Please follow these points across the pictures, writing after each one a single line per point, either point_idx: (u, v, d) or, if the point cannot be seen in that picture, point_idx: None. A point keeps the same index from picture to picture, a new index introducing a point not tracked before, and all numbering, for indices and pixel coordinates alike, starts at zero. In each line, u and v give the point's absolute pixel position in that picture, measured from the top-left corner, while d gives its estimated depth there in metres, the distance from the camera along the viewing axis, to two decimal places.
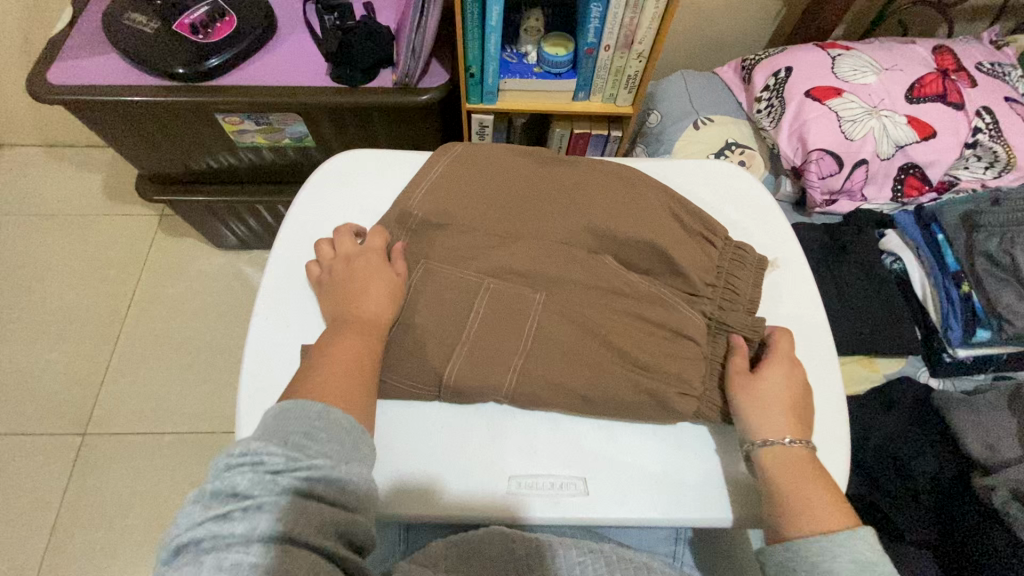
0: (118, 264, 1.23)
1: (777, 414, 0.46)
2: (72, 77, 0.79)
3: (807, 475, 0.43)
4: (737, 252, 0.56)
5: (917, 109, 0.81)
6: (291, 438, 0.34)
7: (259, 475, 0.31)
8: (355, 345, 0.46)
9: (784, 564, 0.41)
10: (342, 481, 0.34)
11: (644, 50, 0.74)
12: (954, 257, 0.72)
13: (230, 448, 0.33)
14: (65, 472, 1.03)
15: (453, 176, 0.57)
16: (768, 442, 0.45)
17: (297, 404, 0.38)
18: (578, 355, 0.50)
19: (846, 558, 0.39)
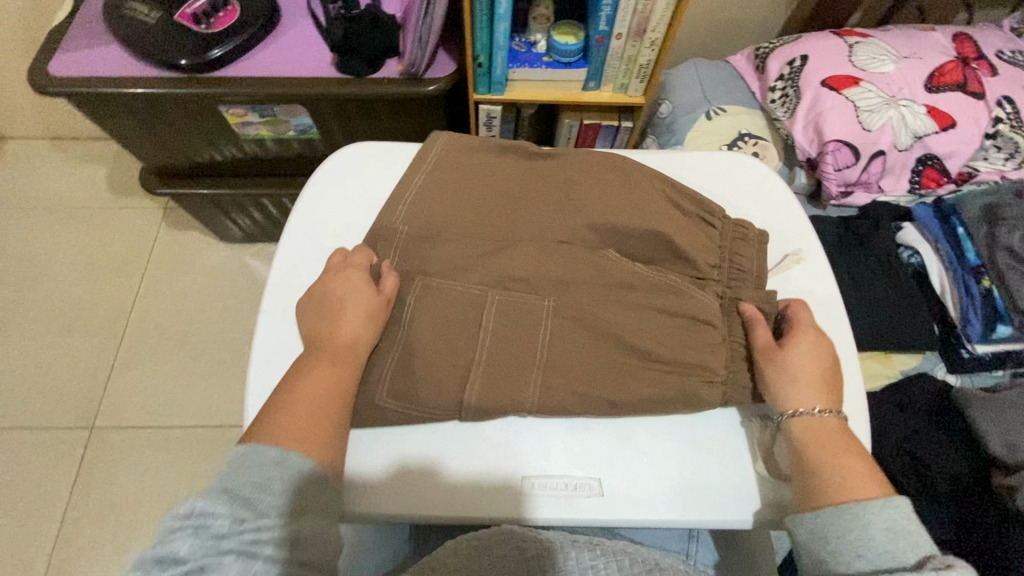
0: (123, 257, 1.23)
1: (807, 386, 0.46)
2: (73, 68, 0.77)
3: (840, 450, 0.44)
4: (738, 229, 0.55)
5: (936, 98, 0.79)
6: (238, 496, 0.37)
7: (200, 542, 0.34)
8: (323, 380, 0.45)
9: (815, 532, 0.41)
10: (288, 540, 0.37)
11: (656, 38, 0.72)
12: (974, 250, 0.70)
13: (176, 510, 0.35)
14: (74, 465, 1.03)
15: (439, 179, 0.56)
16: (801, 414, 0.45)
17: (249, 455, 0.39)
18: (567, 359, 0.48)
19: (881, 525, 0.40)
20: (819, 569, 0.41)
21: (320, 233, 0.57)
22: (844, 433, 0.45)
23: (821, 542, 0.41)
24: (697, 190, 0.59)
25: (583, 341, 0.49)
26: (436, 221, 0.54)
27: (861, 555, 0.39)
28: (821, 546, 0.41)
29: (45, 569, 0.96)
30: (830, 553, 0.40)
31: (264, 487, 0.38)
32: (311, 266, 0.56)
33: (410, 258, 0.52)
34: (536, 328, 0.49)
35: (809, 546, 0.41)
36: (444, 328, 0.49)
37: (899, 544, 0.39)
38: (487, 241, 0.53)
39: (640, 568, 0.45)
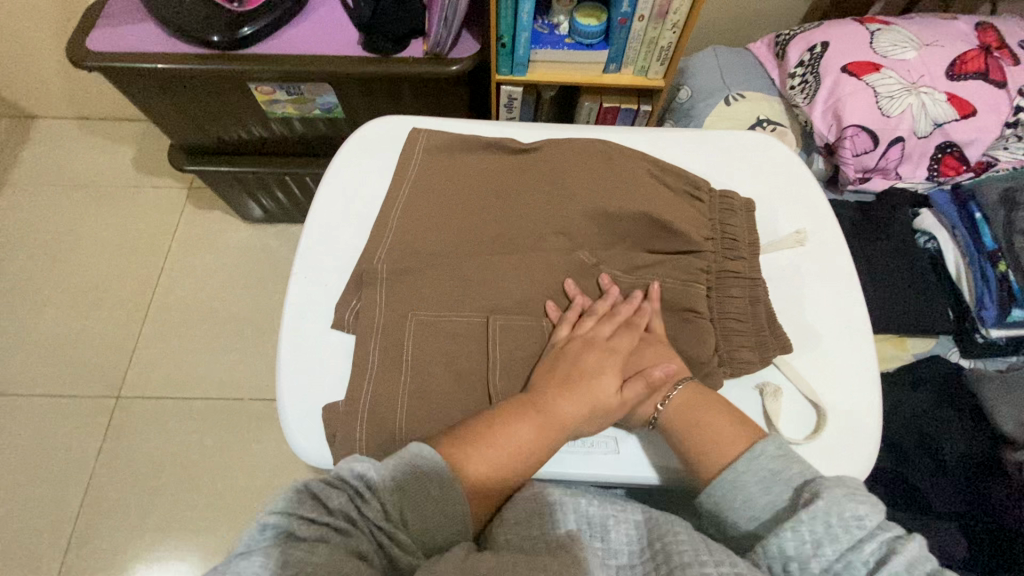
0: (149, 235, 1.26)
1: (637, 389, 0.48)
2: (109, 43, 0.80)
3: (704, 410, 0.46)
4: (724, 200, 0.56)
5: (957, 86, 0.79)
6: (397, 496, 0.39)
7: (353, 511, 0.37)
8: (529, 438, 0.44)
9: (714, 504, 0.43)
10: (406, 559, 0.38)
11: (678, 20, 0.73)
12: (991, 233, 0.70)
13: (355, 467, 0.39)
14: (101, 432, 1.07)
15: (442, 155, 0.60)
16: (664, 403, 0.47)
17: (433, 465, 0.41)
18: (529, 356, 0.49)
19: (754, 478, 0.42)
20: (731, 534, 0.43)
21: (340, 206, 0.59)
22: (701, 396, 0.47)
23: (721, 513, 0.43)
24: (712, 168, 0.60)
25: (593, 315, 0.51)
26: (448, 194, 0.57)
27: (753, 516, 0.42)
28: (722, 517, 0.43)
29: (72, 530, 0.99)
30: (732, 525, 0.43)
31: (422, 500, 0.40)
32: (339, 236, 0.57)
33: (419, 225, 0.55)
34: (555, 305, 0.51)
35: (719, 524, 0.44)
36: (463, 293, 0.51)
37: (775, 491, 0.41)
38: (465, 238, 0.55)
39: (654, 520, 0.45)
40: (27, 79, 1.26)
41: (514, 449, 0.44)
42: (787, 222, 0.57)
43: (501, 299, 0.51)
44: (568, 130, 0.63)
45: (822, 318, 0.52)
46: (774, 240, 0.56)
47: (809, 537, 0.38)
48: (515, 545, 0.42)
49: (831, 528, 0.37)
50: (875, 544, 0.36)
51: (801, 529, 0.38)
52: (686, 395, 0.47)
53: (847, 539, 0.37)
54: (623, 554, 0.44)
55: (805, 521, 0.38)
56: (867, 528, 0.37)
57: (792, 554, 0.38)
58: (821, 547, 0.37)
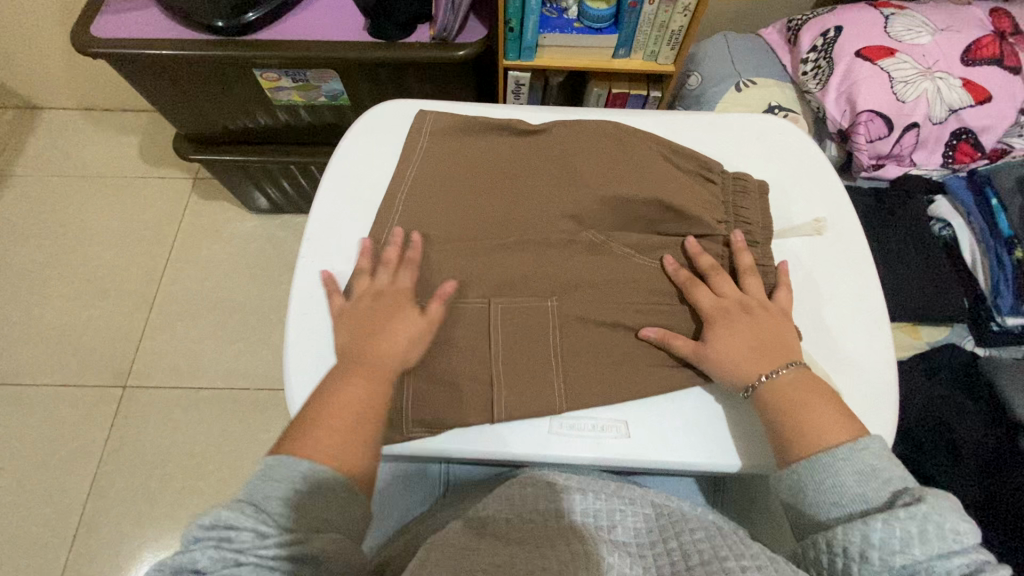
0: (154, 225, 1.26)
1: (742, 357, 0.46)
2: (114, 30, 0.80)
3: (814, 397, 0.44)
4: (738, 183, 0.55)
5: (972, 71, 0.77)
6: (267, 510, 0.37)
7: (222, 553, 0.34)
8: (361, 393, 0.44)
9: (793, 487, 0.42)
10: (314, 560, 0.36)
11: (690, 3, 0.71)
12: (1008, 221, 0.68)
13: (201, 519, 0.35)
14: (108, 422, 1.07)
15: (449, 139, 0.59)
16: (770, 375, 0.45)
17: (285, 462, 0.40)
18: (540, 339, 0.48)
19: (850, 469, 0.41)
20: (806, 520, 0.42)
21: (346, 189, 0.58)
22: (809, 383, 0.45)
23: (801, 496, 0.42)
24: (724, 151, 0.59)
25: (603, 302, 0.50)
26: (457, 177, 0.56)
27: (837, 502, 0.41)
28: (800, 498, 0.42)
29: (79, 519, 1.00)
30: (811, 505, 0.41)
31: (291, 503, 0.38)
32: (344, 219, 0.57)
33: (428, 209, 0.55)
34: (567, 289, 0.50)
35: (793, 502, 0.43)
36: (469, 279, 0.51)
37: (870, 486, 0.40)
38: (475, 221, 0.54)
39: (665, 520, 0.43)
40: (32, 70, 1.26)
41: (343, 407, 0.43)
42: (803, 208, 0.56)
43: (512, 285, 0.50)
44: (577, 112, 0.62)
45: (837, 302, 0.51)
46: (790, 226, 0.55)
47: (899, 534, 0.37)
48: (505, 520, 0.43)
49: (924, 532, 0.36)
50: (966, 559, 0.35)
51: (893, 523, 0.37)
52: (797, 379, 0.45)
53: (940, 546, 0.36)
54: (622, 531, 0.42)
55: (901, 518, 0.37)
56: (961, 542, 0.36)
57: (876, 544, 0.37)
58: (909, 546, 0.36)
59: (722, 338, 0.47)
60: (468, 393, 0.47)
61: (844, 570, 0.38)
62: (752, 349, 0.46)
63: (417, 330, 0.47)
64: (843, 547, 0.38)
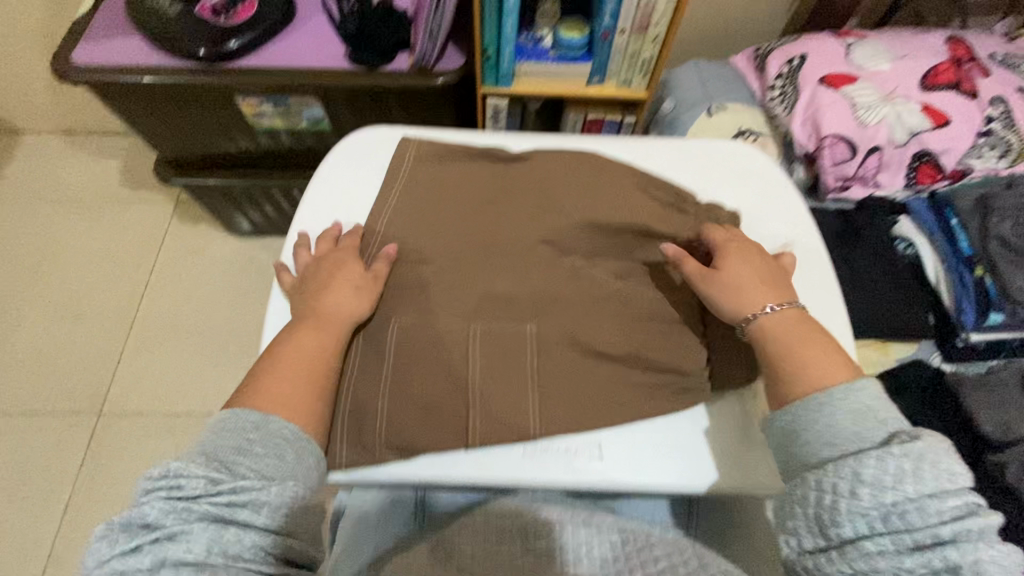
0: (135, 248, 1.25)
1: (751, 287, 0.50)
2: (95, 56, 0.80)
3: (816, 334, 0.47)
4: (710, 214, 0.57)
5: (930, 97, 0.81)
6: (218, 459, 0.40)
7: (169, 502, 0.37)
8: (311, 340, 0.48)
9: (786, 428, 0.44)
10: (265, 504, 0.39)
11: (659, 33, 0.74)
12: (967, 238, 0.71)
13: (150, 474, 0.38)
14: (83, 449, 1.05)
15: (425, 166, 0.60)
16: (773, 307, 0.49)
17: (238, 413, 0.43)
18: (513, 366, 0.49)
19: (846, 409, 0.42)
20: (793, 461, 0.43)
21: (323, 216, 0.59)
22: (810, 322, 0.48)
23: (792, 439, 0.43)
24: (692, 178, 0.61)
25: (576, 327, 0.50)
26: (433, 203, 0.57)
27: (831, 443, 0.41)
28: (794, 439, 0.43)
29: (50, 550, 0.97)
30: (806, 446, 0.42)
31: (242, 451, 0.41)
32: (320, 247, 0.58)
33: (402, 236, 0.55)
34: (541, 315, 0.51)
35: (786, 444, 0.43)
36: (446, 305, 0.51)
37: (865, 426, 0.41)
38: (449, 246, 0.54)
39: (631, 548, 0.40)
40: (13, 94, 1.26)
41: (301, 352, 0.47)
42: (771, 234, 0.57)
43: (486, 311, 0.51)
44: (552, 139, 0.63)
45: None
46: None
47: (892, 471, 0.37)
48: (468, 557, 0.41)
49: (917, 470, 0.37)
50: (958, 499, 0.36)
51: (887, 461, 0.38)
52: (799, 317, 0.48)
53: (931, 484, 0.37)
54: (587, 564, 0.40)
55: (894, 457, 0.38)
56: (954, 483, 0.37)
57: (868, 480, 0.38)
58: (902, 483, 0.37)
59: (740, 268, 0.51)
60: (442, 421, 0.47)
61: (832, 509, 0.38)
62: (757, 282, 0.50)
63: (360, 283, 0.52)
64: (833, 485, 0.39)
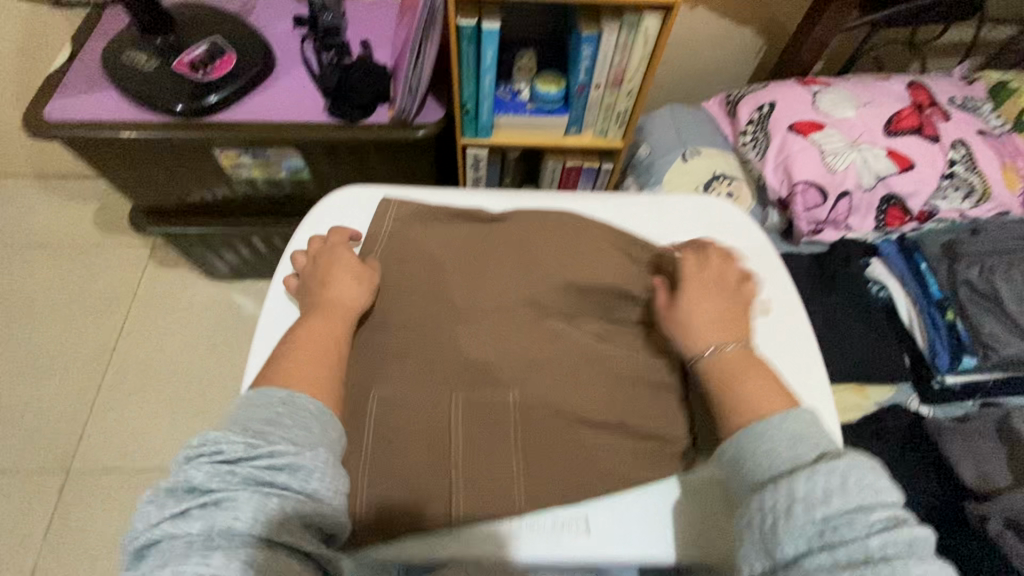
0: (108, 294, 1.22)
1: (702, 323, 0.50)
2: (69, 112, 0.79)
3: (756, 372, 0.47)
4: None
5: (895, 142, 0.84)
6: (253, 429, 0.41)
7: (212, 466, 0.37)
8: (322, 327, 0.50)
9: (731, 457, 0.44)
10: (302, 468, 0.39)
11: (633, 88, 0.76)
12: (937, 282, 0.74)
13: (190, 443, 0.38)
14: (49, 510, 1.01)
15: (404, 226, 0.59)
16: (717, 349, 0.49)
17: (265, 392, 0.44)
18: (498, 438, 0.48)
19: (783, 435, 0.42)
20: (741, 489, 0.42)
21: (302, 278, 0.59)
22: (755, 361, 0.48)
23: (737, 468, 0.43)
24: (670, 235, 0.62)
25: (558, 394, 0.50)
26: (413, 267, 0.57)
27: (768, 468, 0.41)
28: (738, 466, 0.43)
29: None
30: (746, 473, 0.42)
31: (273, 421, 0.41)
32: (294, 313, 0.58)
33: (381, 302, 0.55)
34: (524, 381, 0.50)
35: (733, 474, 0.43)
36: (429, 374, 0.51)
37: (798, 450, 0.41)
38: (429, 311, 0.54)
39: None
40: None
41: (314, 338, 0.49)
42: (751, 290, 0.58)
43: (469, 379, 0.50)
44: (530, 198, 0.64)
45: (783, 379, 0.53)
46: None
47: (821, 487, 0.37)
48: None
49: (845, 485, 0.37)
50: (885, 513, 0.35)
51: (816, 478, 0.38)
52: (744, 355, 0.48)
53: (858, 499, 0.36)
54: None
55: (822, 474, 0.38)
56: (881, 498, 0.36)
57: (800, 498, 0.37)
58: (831, 498, 0.36)
59: (694, 303, 0.51)
60: (425, 500, 0.46)
61: (773, 529, 0.38)
62: (706, 317, 0.51)
63: (360, 278, 0.54)
64: (771, 504, 0.38)
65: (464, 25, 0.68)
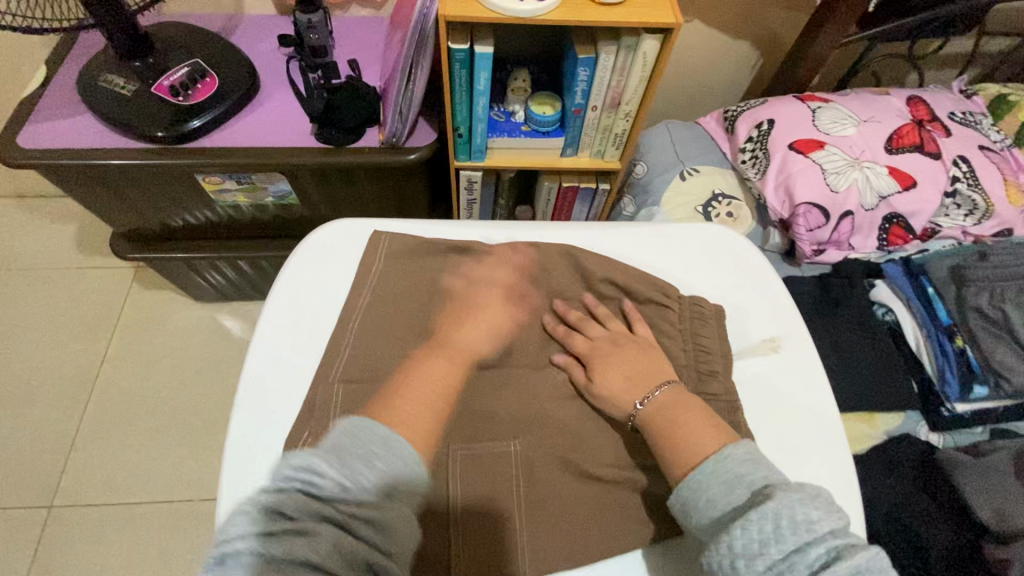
0: (91, 320, 1.18)
1: (620, 388, 0.52)
2: (44, 140, 0.76)
3: (681, 412, 0.49)
4: (694, 308, 0.59)
5: (896, 159, 0.83)
6: (349, 464, 0.39)
7: (307, 497, 0.36)
8: (440, 371, 0.50)
9: (680, 505, 0.45)
10: (384, 522, 0.37)
11: (631, 110, 0.74)
12: (944, 308, 0.73)
13: (291, 462, 0.38)
14: (30, 550, 0.96)
15: (394, 272, 0.59)
16: (644, 401, 0.51)
17: (363, 425, 0.43)
18: (502, 489, 0.49)
19: (716, 480, 0.44)
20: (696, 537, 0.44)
21: (294, 318, 0.59)
22: (681, 399, 0.51)
23: (687, 515, 0.45)
24: (670, 272, 0.63)
25: None
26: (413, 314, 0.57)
27: (713, 517, 0.43)
28: (687, 514, 0.45)
29: None
30: (694, 523, 0.44)
31: (369, 459, 0.40)
32: (286, 354, 0.57)
33: (383, 349, 0.55)
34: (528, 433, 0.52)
35: (686, 527, 0.45)
36: None
37: (732, 492, 0.43)
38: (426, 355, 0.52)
39: None
40: None
41: (428, 381, 0.49)
42: (758, 327, 0.60)
43: None
44: (525, 232, 0.65)
45: (791, 419, 0.54)
46: (748, 346, 0.59)
47: (757, 537, 0.39)
48: None
49: (778, 529, 0.38)
50: (820, 549, 0.37)
51: (750, 528, 0.39)
52: (672, 397, 0.51)
53: (793, 541, 0.38)
54: None
55: (755, 520, 0.39)
56: (815, 532, 0.38)
57: (741, 550, 0.39)
58: (767, 545, 0.38)
59: (609, 373, 0.53)
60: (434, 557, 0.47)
61: None
62: (626, 376, 0.53)
63: (487, 327, 0.55)
64: (719, 562, 0.40)
65: (454, 48, 0.64)
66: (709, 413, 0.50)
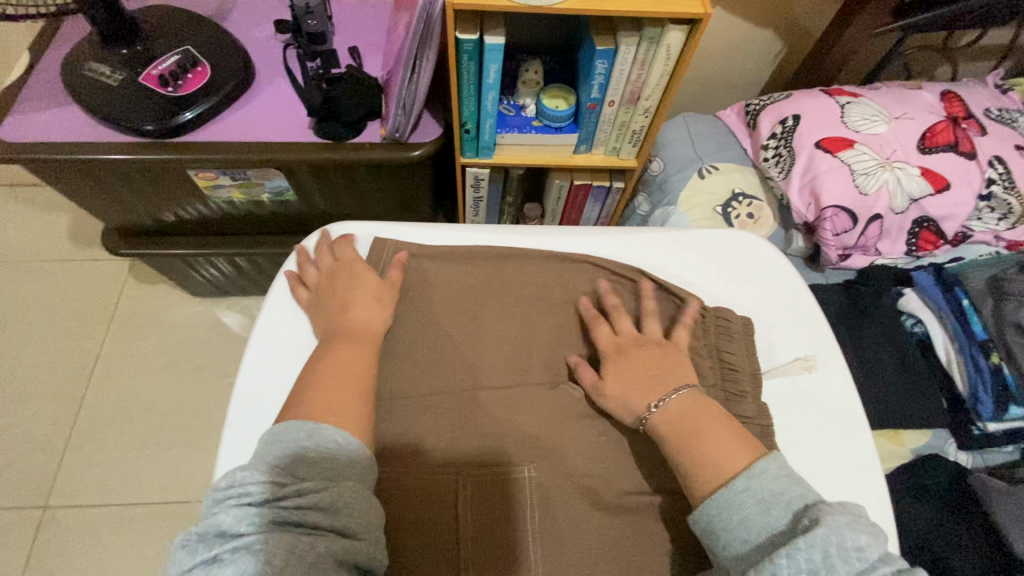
0: (85, 314, 1.15)
1: (635, 393, 0.49)
2: (27, 132, 0.71)
3: (702, 421, 0.46)
4: (720, 323, 0.55)
5: (929, 159, 0.77)
6: (279, 467, 0.40)
7: (240, 510, 0.36)
8: (354, 357, 0.49)
9: (707, 525, 0.42)
10: (331, 507, 0.38)
11: (651, 106, 0.69)
12: (981, 323, 0.69)
13: (217, 485, 0.38)
14: (26, 550, 0.94)
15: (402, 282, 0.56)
16: (658, 406, 0.47)
17: (286, 427, 0.42)
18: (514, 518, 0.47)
19: (751, 498, 0.41)
20: (722, 562, 0.41)
21: (290, 331, 0.55)
22: (698, 403, 0.47)
23: (713, 537, 0.42)
24: (691, 283, 0.59)
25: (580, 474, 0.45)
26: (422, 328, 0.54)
27: (749, 541, 0.40)
28: (714, 536, 0.41)
29: None
30: (722, 546, 0.41)
31: (301, 458, 0.41)
32: (281, 369, 0.53)
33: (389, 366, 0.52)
34: (542, 458, 0.49)
35: (709, 545, 0.42)
36: None
37: (769, 512, 0.40)
38: None
39: None
40: None
41: (337, 370, 0.47)
42: (787, 346, 0.56)
43: None
44: (538, 241, 0.61)
45: (820, 446, 0.51)
46: (778, 364, 0.55)
47: (806, 566, 0.36)
48: None
49: (828, 558, 0.36)
50: None
51: (797, 556, 0.36)
52: (691, 402, 0.47)
53: (845, 571, 0.35)
54: None
55: (803, 549, 0.36)
56: (866, 560, 0.36)
57: None
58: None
59: (625, 370, 0.50)
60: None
61: None
62: (642, 381, 0.49)
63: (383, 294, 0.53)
64: None
65: (463, 39, 0.60)
66: (730, 419, 0.47)
